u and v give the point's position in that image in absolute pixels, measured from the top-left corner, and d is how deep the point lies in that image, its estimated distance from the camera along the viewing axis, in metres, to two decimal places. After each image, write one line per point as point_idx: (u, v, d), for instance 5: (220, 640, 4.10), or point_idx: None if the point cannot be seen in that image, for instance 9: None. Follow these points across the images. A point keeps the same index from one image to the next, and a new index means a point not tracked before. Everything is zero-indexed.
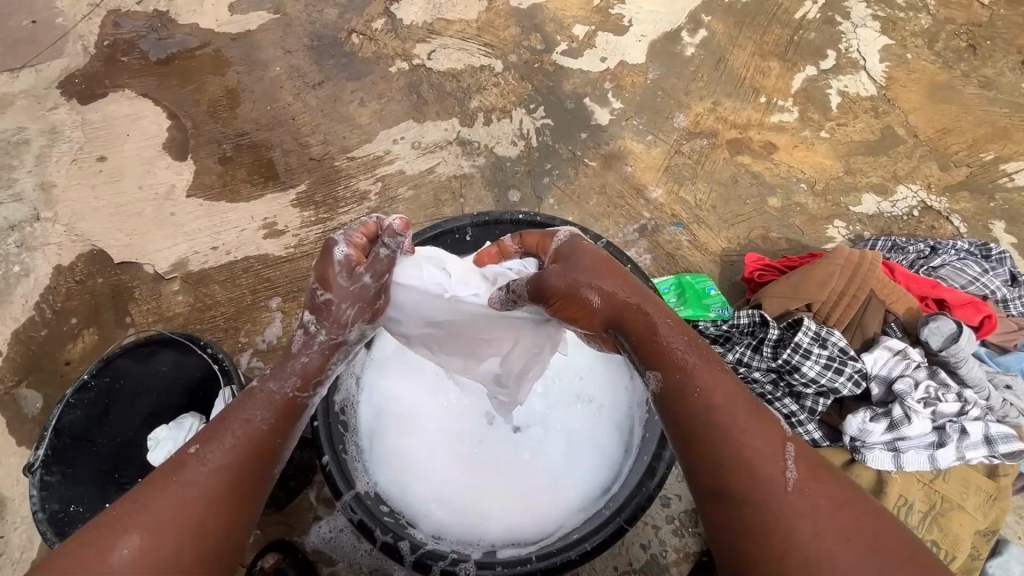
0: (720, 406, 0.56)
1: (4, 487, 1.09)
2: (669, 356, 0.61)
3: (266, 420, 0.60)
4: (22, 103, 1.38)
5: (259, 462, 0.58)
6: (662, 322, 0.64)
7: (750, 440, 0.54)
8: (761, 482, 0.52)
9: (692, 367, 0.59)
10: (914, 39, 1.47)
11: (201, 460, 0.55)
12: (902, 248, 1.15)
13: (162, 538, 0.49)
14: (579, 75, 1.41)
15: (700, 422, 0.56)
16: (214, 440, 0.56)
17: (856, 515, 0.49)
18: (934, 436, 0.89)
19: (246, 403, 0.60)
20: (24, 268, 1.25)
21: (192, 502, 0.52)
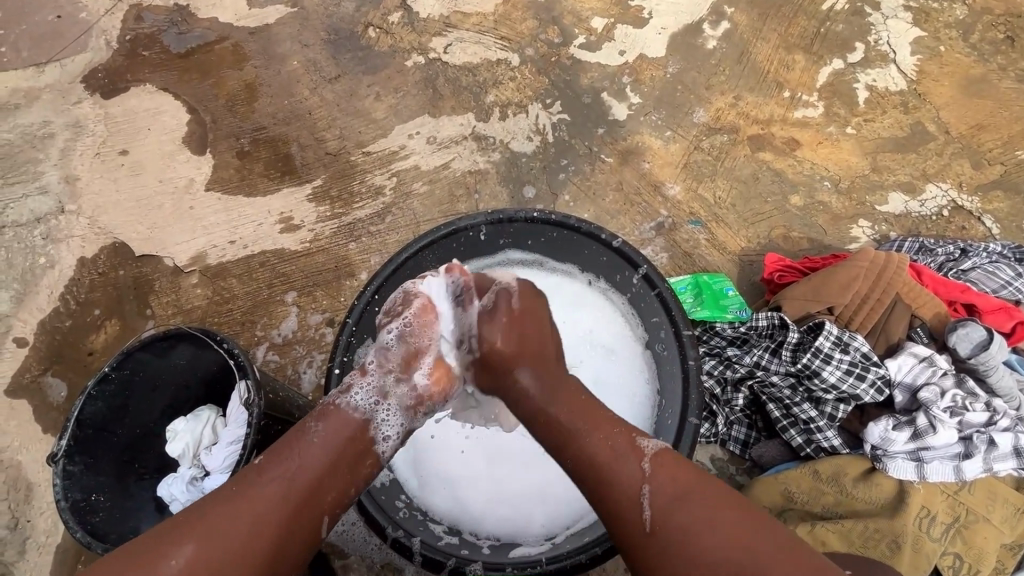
0: (596, 451, 0.63)
1: (32, 474, 1.13)
2: (540, 406, 0.68)
3: (323, 438, 0.67)
4: (47, 97, 1.40)
5: (316, 492, 0.64)
6: (534, 365, 0.71)
7: (616, 476, 0.61)
8: (626, 503, 0.60)
9: (565, 423, 0.66)
10: (948, 31, 1.41)
11: (262, 474, 0.63)
12: (931, 250, 1.11)
13: (211, 551, 0.57)
14: (598, 69, 1.39)
15: (592, 476, 0.63)
16: (277, 456, 0.65)
17: (701, 516, 0.56)
18: (960, 447, 0.87)
19: (321, 422, 0.68)
20: (50, 260, 1.28)
21: (245, 517, 0.60)
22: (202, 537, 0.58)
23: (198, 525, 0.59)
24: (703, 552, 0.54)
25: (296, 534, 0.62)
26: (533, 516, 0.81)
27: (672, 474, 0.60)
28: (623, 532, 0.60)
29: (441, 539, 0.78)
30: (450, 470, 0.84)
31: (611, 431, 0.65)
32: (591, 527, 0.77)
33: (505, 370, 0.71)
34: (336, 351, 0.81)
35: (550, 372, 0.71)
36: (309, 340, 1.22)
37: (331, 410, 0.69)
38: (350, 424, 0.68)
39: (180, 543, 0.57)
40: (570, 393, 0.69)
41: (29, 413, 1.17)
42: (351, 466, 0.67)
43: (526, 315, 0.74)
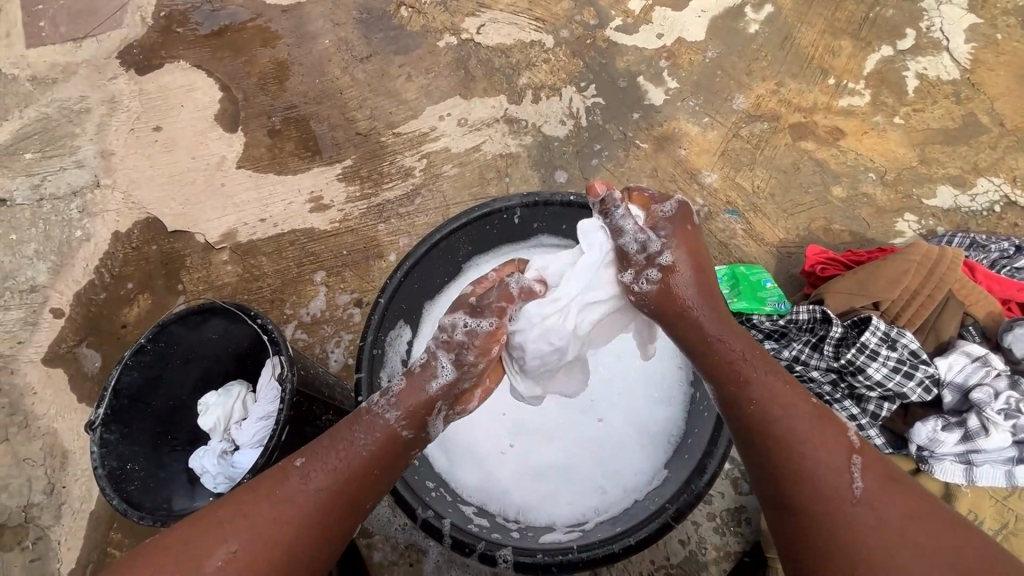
0: (785, 416, 0.62)
1: (67, 441, 1.15)
2: (727, 370, 0.67)
3: (367, 445, 0.66)
4: (84, 72, 1.41)
5: (356, 495, 0.64)
6: (705, 308, 0.71)
7: (815, 450, 0.60)
8: (825, 485, 0.58)
9: (755, 380, 0.65)
10: (1006, 18, 1.34)
11: (303, 477, 0.63)
12: (983, 246, 1.07)
13: (253, 553, 0.57)
14: (634, 52, 1.35)
15: (778, 431, 0.62)
16: (319, 458, 0.64)
17: (907, 506, 0.56)
18: (1013, 451, 0.83)
19: (360, 426, 0.67)
20: (85, 233, 1.30)
21: (288, 520, 0.60)
22: (246, 537, 0.58)
23: (238, 524, 0.59)
24: (910, 544, 0.53)
25: (336, 539, 0.62)
26: (566, 502, 0.81)
27: (880, 473, 0.58)
28: (812, 497, 0.58)
29: (471, 522, 0.77)
30: (482, 455, 0.85)
31: (805, 406, 0.63)
32: (623, 516, 0.76)
33: (683, 313, 0.71)
34: (367, 330, 0.80)
35: (723, 323, 0.71)
36: (337, 319, 1.22)
37: (378, 422, 0.68)
38: (393, 433, 0.68)
39: (222, 539, 0.57)
40: (759, 358, 0.68)
41: (65, 382, 1.19)
42: (390, 474, 0.67)
43: (695, 250, 0.75)
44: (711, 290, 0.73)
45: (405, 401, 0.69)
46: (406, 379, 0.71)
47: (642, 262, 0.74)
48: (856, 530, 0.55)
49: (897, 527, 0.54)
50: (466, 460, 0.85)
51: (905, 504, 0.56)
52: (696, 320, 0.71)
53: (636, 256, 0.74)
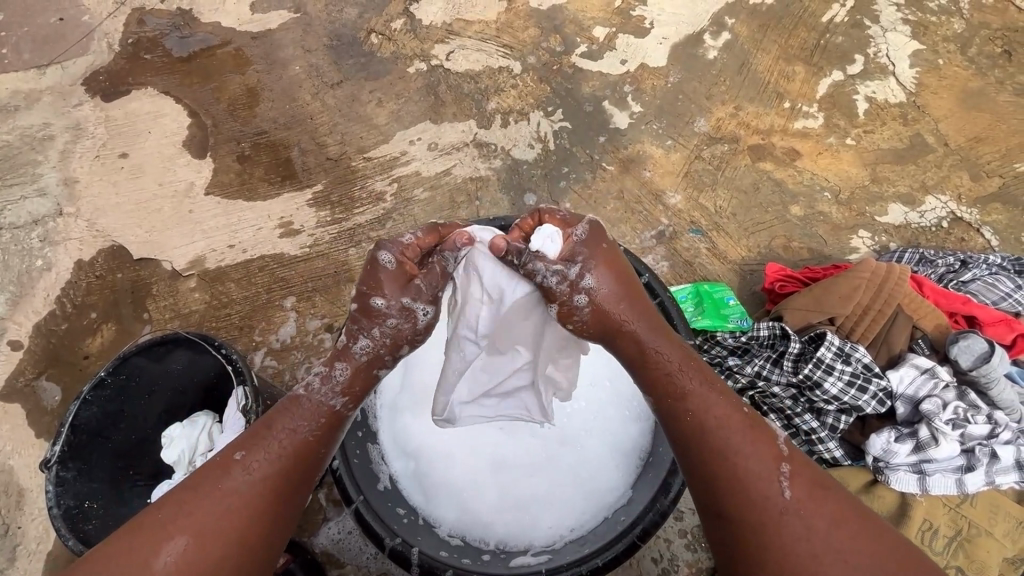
0: (717, 428, 0.63)
1: (24, 479, 1.11)
2: (669, 384, 0.66)
3: (311, 430, 0.66)
4: (48, 99, 1.40)
5: (300, 471, 0.64)
6: (657, 337, 0.69)
7: (745, 464, 0.61)
8: (755, 500, 0.59)
9: (692, 392, 0.65)
10: (946, 44, 1.42)
11: (247, 469, 0.62)
12: (932, 261, 1.13)
13: (207, 545, 0.57)
14: (599, 77, 1.39)
15: (710, 446, 0.62)
16: (259, 450, 0.63)
17: (832, 512, 0.58)
18: (962, 460, 0.87)
19: (291, 412, 0.66)
20: (46, 262, 1.27)
21: (237, 511, 0.59)
22: (198, 531, 0.58)
23: (187, 518, 0.58)
24: (830, 553, 0.56)
25: (289, 516, 0.64)
26: (543, 523, 0.80)
27: (814, 487, 0.60)
28: (735, 507, 0.60)
29: (442, 548, 0.76)
30: (455, 482, 0.83)
31: (734, 420, 0.64)
32: (593, 536, 0.76)
33: (619, 330, 0.69)
34: None
35: (659, 334, 0.69)
36: (308, 345, 1.21)
37: (321, 408, 0.67)
38: (336, 413, 0.68)
39: (174, 535, 0.57)
40: (701, 369, 0.68)
41: (22, 417, 1.15)
42: (328, 446, 0.67)
43: (618, 266, 0.70)
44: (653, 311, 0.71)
45: (352, 387, 0.69)
46: (349, 364, 0.69)
47: (565, 292, 0.69)
48: (777, 536, 0.58)
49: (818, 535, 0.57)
50: (438, 487, 0.82)
51: (831, 509, 0.58)
52: (641, 341, 0.69)
53: (557, 289, 0.69)
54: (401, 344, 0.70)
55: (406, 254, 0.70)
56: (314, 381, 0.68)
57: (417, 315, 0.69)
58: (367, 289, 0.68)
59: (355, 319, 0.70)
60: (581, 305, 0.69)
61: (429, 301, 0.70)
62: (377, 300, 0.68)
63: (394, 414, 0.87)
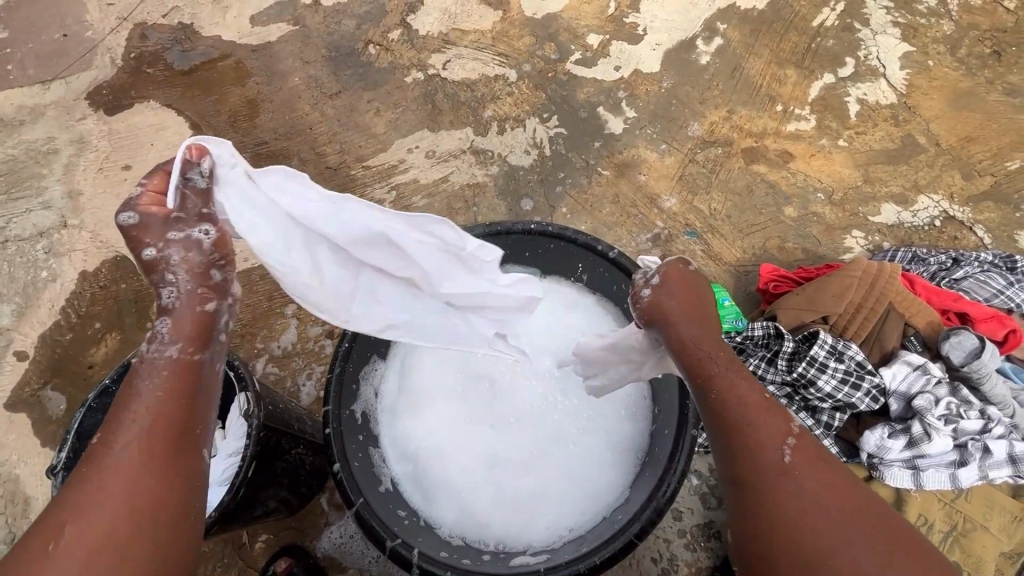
0: (734, 402, 0.63)
1: (29, 487, 1.12)
2: (698, 363, 0.66)
3: (158, 385, 0.59)
4: (52, 113, 1.42)
5: (175, 423, 0.58)
6: (704, 331, 0.69)
7: (760, 437, 0.61)
8: (765, 467, 0.59)
9: (719, 375, 0.65)
10: (935, 46, 1.44)
11: (110, 445, 0.55)
12: (924, 260, 1.14)
13: (93, 525, 0.51)
14: (593, 84, 1.41)
15: (724, 418, 0.63)
16: (115, 425, 0.56)
17: (843, 490, 0.57)
18: (956, 455, 0.88)
19: (139, 375, 0.59)
20: (51, 273, 1.29)
21: (121, 482, 0.54)
22: (75, 518, 0.51)
23: (69, 506, 0.52)
24: (838, 526, 0.54)
25: (185, 468, 0.58)
26: (541, 524, 0.81)
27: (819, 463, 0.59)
28: (751, 476, 0.59)
29: (442, 550, 0.77)
30: (455, 484, 0.84)
31: (754, 400, 0.64)
32: (591, 535, 0.77)
33: (666, 317, 0.70)
34: (334, 361, 0.82)
35: (707, 333, 0.69)
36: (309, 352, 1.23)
37: (161, 361, 0.60)
38: (182, 361, 0.61)
39: (57, 528, 0.51)
40: (731, 358, 0.68)
41: (28, 427, 1.17)
42: (198, 395, 0.62)
43: (692, 290, 0.73)
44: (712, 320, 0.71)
45: (183, 332, 0.61)
46: (171, 318, 0.62)
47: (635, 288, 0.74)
48: (787, 505, 0.57)
49: (825, 503, 0.56)
50: (439, 490, 0.83)
51: (837, 484, 0.58)
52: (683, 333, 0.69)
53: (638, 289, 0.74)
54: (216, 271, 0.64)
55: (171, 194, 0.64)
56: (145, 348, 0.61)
57: (199, 240, 0.63)
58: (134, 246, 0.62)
59: (151, 282, 0.64)
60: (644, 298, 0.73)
61: (200, 219, 0.64)
62: (147, 252, 0.62)
63: (393, 417, 0.88)
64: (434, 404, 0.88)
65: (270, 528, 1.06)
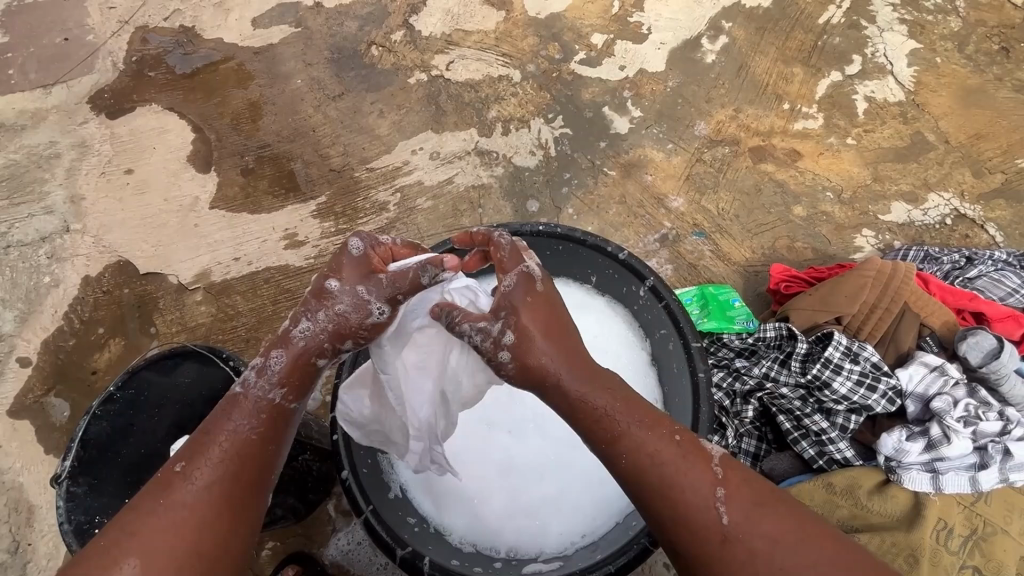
0: (653, 461, 0.60)
1: (33, 495, 1.11)
2: (606, 425, 0.62)
3: (251, 428, 0.62)
4: (54, 118, 1.41)
5: (252, 471, 0.61)
6: (579, 379, 0.63)
7: (687, 495, 0.58)
8: (698, 530, 0.57)
9: (627, 432, 0.61)
10: (943, 42, 1.43)
11: (189, 479, 0.59)
12: (936, 259, 1.12)
13: (157, 563, 0.54)
14: (598, 84, 1.40)
15: (650, 485, 0.59)
16: (199, 459, 0.60)
17: (782, 528, 0.56)
18: (975, 457, 0.87)
19: (231, 412, 0.62)
20: (54, 279, 1.28)
21: (186, 522, 0.56)
22: (144, 551, 0.54)
23: (137, 536, 0.55)
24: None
25: (245, 519, 0.60)
26: (554, 530, 0.80)
27: (752, 504, 0.57)
28: (686, 542, 0.58)
29: (453, 558, 0.76)
30: (465, 492, 0.82)
31: (669, 450, 0.60)
32: (605, 541, 0.76)
33: (544, 380, 0.63)
34: (344, 366, 0.80)
35: (591, 377, 0.64)
36: None
37: (259, 403, 0.63)
38: (278, 407, 0.63)
39: (121, 559, 0.53)
40: (636, 402, 0.63)
41: (31, 434, 1.16)
42: (280, 443, 0.64)
43: (549, 319, 0.65)
44: (579, 356, 0.65)
45: (290, 378, 0.64)
46: (286, 354, 0.64)
47: (490, 349, 0.64)
48: (729, 567, 0.55)
49: (764, 553, 0.55)
50: (450, 498, 0.82)
51: (771, 527, 0.56)
52: (573, 387, 0.63)
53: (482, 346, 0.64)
54: (349, 339, 0.66)
55: (377, 248, 0.67)
56: (251, 376, 0.63)
57: (370, 311, 0.65)
58: (327, 271, 0.64)
59: (304, 301, 0.65)
60: (506, 362, 0.63)
61: (386, 300, 0.65)
62: (331, 282, 0.64)
63: None
64: None
65: (276, 535, 1.04)
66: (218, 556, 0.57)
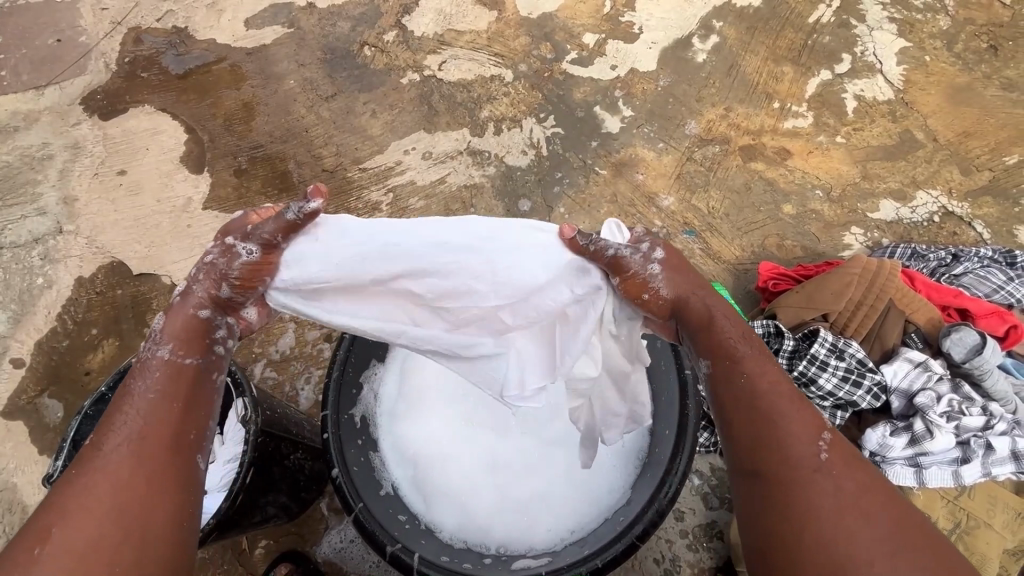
0: (766, 393, 0.63)
1: (27, 495, 1.12)
2: (725, 348, 0.67)
3: (152, 388, 0.62)
4: (46, 119, 1.42)
5: (168, 427, 0.60)
6: (721, 308, 0.70)
7: (790, 431, 0.60)
8: (795, 461, 0.58)
9: (744, 357, 0.67)
10: (932, 41, 1.44)
11: (101, 447, 0.58)
12: (923, 256, 1.13)
13: (78, 524, 0.52)
14: (590, 83, 1.41)
15: (757, 407, 0.62)
16: (107, 429, 0.59)
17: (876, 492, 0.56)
18: (958, 452, 0.88)
19: (137, 379, 0.62)
20: (47, 280, 1.28)
21: (105, 482, 0.55)
22: (67, 516, 0.53)
23: (53, 509, 0.53)
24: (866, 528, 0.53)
25: (167, 472, 0.58)
26: (542, 526, 0.80)
27: (851, 460, 0.59)
28: (773, 468, 0.59)
29: (443, 554, 0.76)
30: (455, 489, 0.83)
31: (783, 397, 0.63)
32: (592, 537, 0.76)
33: (681, 302, 0.71)
34: (333, 366, 0.84)
35: (729, 313, 0.70)
36: (307, 356, 1.22)
37: (155, 362, 0.63)
38: (175, 361, 0.64)
39: (46, 530, 0.52)
40: (757, 348, 0.68)
41: (25, 435, 1.16)
42: (196, 400, 0.63)
43: (684, 270, 0.73)
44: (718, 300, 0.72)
45: (176, 333, 0.65)
46: (169, 314, 0.67)
47: (638, 271, 0.70)
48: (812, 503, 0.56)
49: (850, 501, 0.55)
50: (440, 495, 0.82)
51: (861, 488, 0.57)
52: (710, 312, 0.70)
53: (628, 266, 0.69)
54: (224, 283, 0.67)
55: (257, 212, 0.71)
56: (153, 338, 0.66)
57: (237, 253, 0.66)
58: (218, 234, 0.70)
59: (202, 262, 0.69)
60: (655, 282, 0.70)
61: (254, 241, 0.66)
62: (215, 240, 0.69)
63: (392, 421, 0.87)
64: (435, 407, 0.89)
65: (270, 534, 1.05)
66: (148, 508, 0.55)
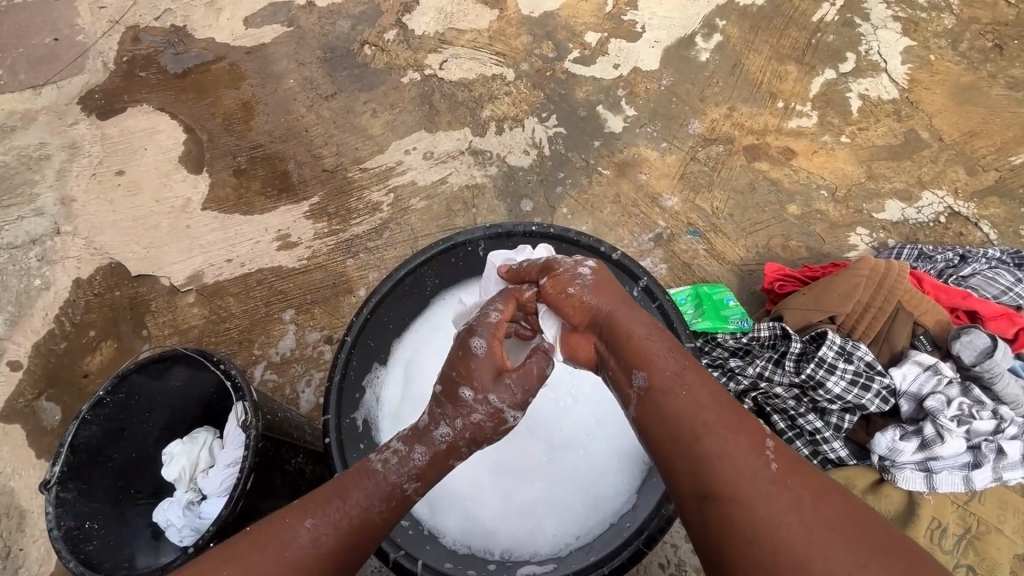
0: (686, 405, 0.57)
1: (24, 500, 1.10)
2: (642, 353, 0.63)
3: (378, 506, 0.62)
4: (43, 119, 1.40)
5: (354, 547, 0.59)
6: (632, 310, 0.67)
7: (721, 442, 0.53)
8: (732, 476, 0.51)
9: (660, 358, 0.62)
10: (937, 40, 1.43)
11: (307, 530, 0.57)
12: (930, 257, 1.12)
13: None
14: (592, 82, 1.40)
15: (674, 422, 0.57)
16: (324, 513, 0.59)
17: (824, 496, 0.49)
18: (968, 457, 0.87)
19: (367, 482, 0.62)
20: (45, 281, 1.27)
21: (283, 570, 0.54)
22: None
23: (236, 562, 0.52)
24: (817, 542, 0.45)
25: None
26: (547, 532, 0.79)
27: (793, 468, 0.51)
28: (718, 488, 0.51)
29: (446, 561, 0.75)
30: (459, 494, 0.82)
31: (713, 404, 0.57)
32: (598, 544, 0.75)
33: (599, 311, 0.68)
34: (334, 368, 0.77)
35: (642, 316, 0.67)
36: (308, 357, 1.21)
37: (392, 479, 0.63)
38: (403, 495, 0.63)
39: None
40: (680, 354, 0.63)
41: (22, 438, 1.15)
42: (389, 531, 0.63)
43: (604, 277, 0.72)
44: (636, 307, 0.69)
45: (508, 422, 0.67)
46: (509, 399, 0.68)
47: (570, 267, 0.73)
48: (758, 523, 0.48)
49: (795, 512, 0.47)
50: (445, 500, 0.82)
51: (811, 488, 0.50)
52: (621, 318, 0.67)
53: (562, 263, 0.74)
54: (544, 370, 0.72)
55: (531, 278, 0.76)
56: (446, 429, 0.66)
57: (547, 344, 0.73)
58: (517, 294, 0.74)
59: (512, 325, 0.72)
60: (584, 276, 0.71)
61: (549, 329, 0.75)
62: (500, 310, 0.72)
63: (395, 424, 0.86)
64: None
65: None
66: None
